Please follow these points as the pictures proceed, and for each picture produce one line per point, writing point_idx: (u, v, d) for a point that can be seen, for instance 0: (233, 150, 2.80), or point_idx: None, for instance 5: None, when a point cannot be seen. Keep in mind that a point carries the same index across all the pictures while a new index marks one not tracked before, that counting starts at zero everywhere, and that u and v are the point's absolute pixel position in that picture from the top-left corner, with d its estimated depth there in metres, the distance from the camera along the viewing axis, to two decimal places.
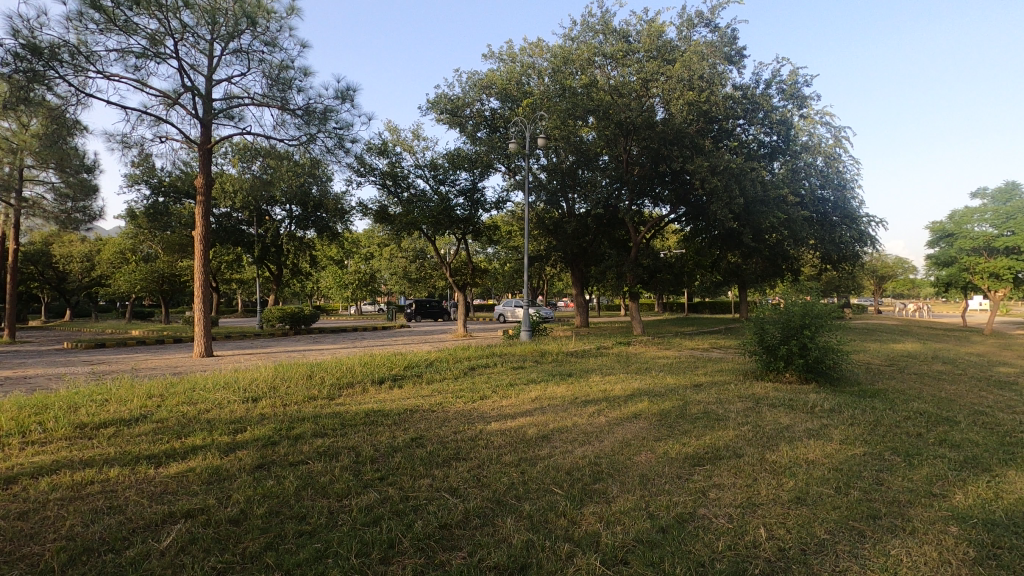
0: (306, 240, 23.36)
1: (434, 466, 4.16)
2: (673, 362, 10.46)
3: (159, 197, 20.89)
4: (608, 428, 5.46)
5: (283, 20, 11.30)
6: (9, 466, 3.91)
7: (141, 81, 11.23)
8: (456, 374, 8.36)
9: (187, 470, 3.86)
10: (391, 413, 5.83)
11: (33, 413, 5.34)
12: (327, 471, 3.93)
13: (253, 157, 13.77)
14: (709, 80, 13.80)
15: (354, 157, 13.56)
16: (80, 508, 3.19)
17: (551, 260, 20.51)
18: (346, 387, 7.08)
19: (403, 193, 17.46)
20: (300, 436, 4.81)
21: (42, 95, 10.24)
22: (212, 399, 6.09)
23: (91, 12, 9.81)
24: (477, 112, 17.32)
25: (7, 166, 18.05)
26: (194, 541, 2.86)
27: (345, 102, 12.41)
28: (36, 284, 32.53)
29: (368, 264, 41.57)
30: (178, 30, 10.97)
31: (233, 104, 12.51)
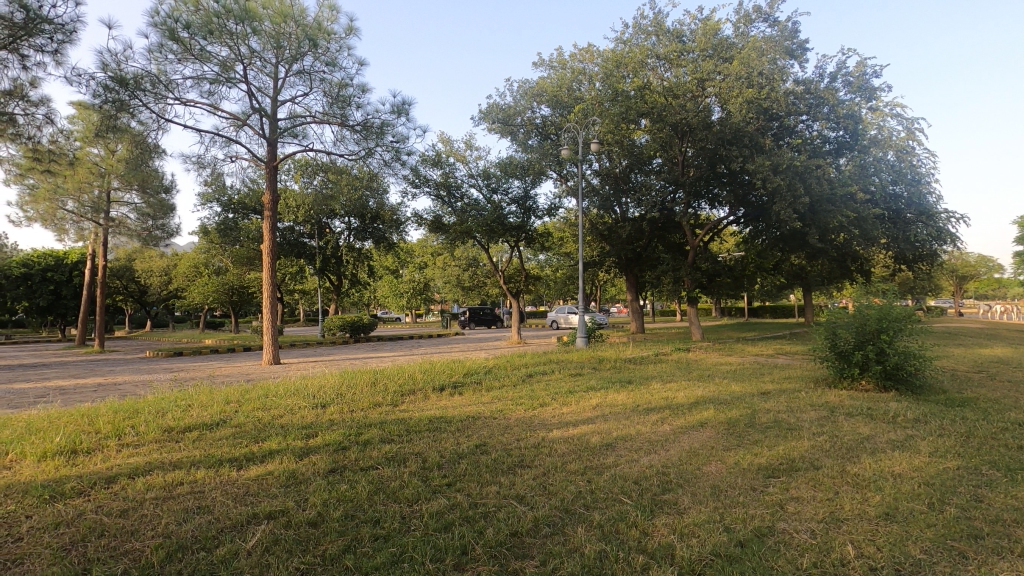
0: (364, 250, 24.10)
1: (501, 473, 4.17)
2: (736, 369, 10.09)
3: (229, 214, 22.16)
4: (674, 436, 5.32)
5: (342, 40, 11.77)
6: (109, 466, 4.22)
7: (214, 106, 11.97)
8: (514, 381, 8.36)
9: (266, 473, 4.04)
10: (454, 419, 5.89)
11: (125, 417, 5.73)
12: (397, 476, 4.02)
13: (314, 172, 14.35)
14: (770, 76, 13.38)
15: (410, 169, 13.93)
16: (173, 507, 3.40)
17: (605, 266, 20.28)
18: (409, 394, 7.21)
19: (457, 203, 17.75)
20: (369, 442, 4.95)
21: (127, 122, 11.07)
22: (284, 406, 6.36)
23: (170, 44, 10.55)
24: (529, 120, 17.45)
25: (96, 189, 19.63)
26: (277, 541, 2.98)
27: (400, 116, 12.76)
28: (121, 296, 35.11)
29: (422, 274, 42.53)
30: (246, 55, 11.62)
31: (296, 122, 13.12)
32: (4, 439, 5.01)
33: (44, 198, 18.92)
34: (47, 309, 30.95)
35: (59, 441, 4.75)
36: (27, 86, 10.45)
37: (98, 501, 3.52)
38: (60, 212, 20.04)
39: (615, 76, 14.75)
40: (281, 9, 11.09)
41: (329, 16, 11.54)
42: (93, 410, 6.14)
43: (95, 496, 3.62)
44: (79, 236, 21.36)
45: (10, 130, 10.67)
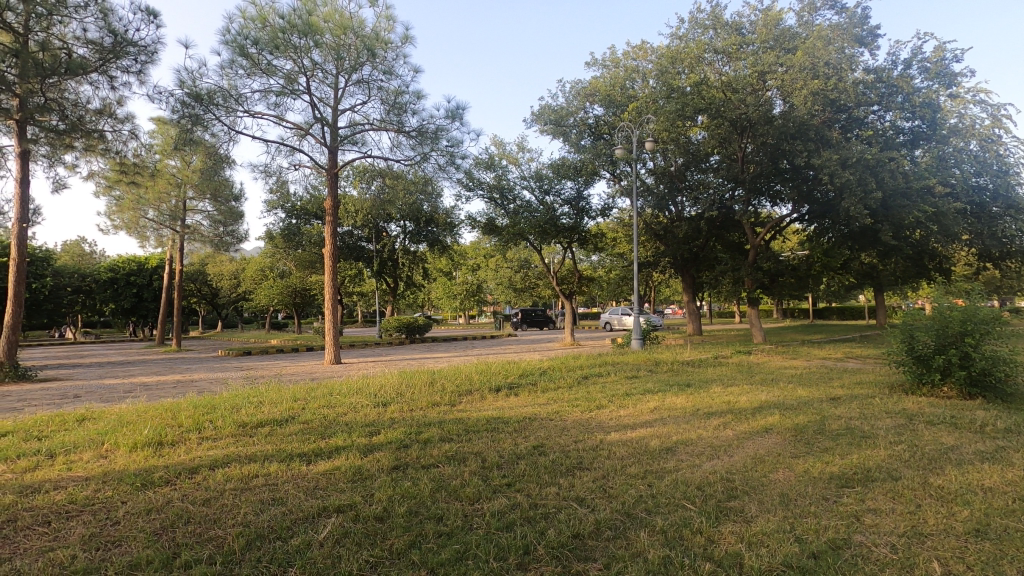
0: (419, 253, 24.62)
1: (560, 474, 4.17)
2: (803, 373, 9.66)
3: (293, 219, 23.21)
4: (738, 442, 5.16)
5: (398, 49, 12.09)
6: (191, 458, 4.51)
7: (279, 117, 12.58)
8: (570, 383, 8.34)
9: (333, 468, 4.21)
10: (511, 420, 5.94)
11: (204, 412, 6.10)
12: (458, 475, 4.09)
13: (372, 178, 14.81)
14: (837, 66, 12.82)
15: (464, 172, 14.16)
16: (251, 498, 3.59)
17: (660, 266, 19.87)
18: (466, 394, 7.33)
19: (510, 205, 17.86)
20: (429, 440, 5.06)
21: (201, 135, 11.80)
22: (348, 404, 6.60)
23: (240, 60, 11.17)
24: (581, 120, 17.32)
25: (174, 199, 20.98)
26: (347, 534, 3.09)
27: (454, 120, 12.98)
28: (196, 299, 37.39)
29: (475, 276, 43.03)
30: (309, 68, 12.13)
31: (355, 130, 13.59)
32: (100, 430, 5.44)
33: (129, 208, 20.43)
34: (131, 310, 33.37)
35: (146, 434, 5.11)
36: (115, 104, 11.35)
37: (183, 490, 3.76)
38: (142, 220, 21.57)
39: (670, 73, 14.52)
40: (340, 22, 11.54)
41: (385, 26, 11.92)
42: (175, 405, 6.57)
43: (180, 486, 3.87)
44: (159, 243, 22.91)
45: (100, 146, 11.58)
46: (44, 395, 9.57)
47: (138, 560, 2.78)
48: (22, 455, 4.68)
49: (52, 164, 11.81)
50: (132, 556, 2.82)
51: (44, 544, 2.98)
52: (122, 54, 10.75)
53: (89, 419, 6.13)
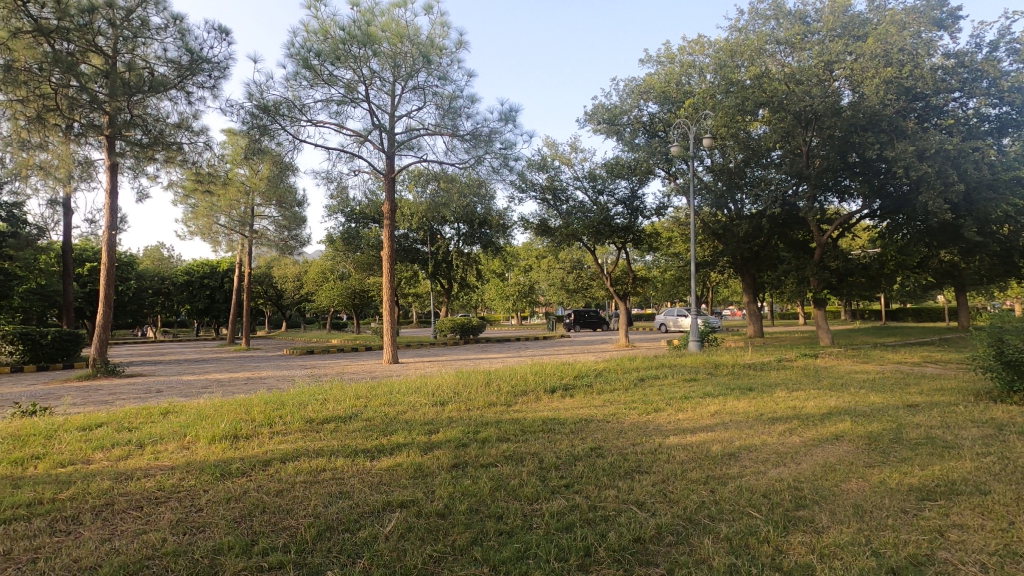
0: (473, 255, 24.92)
1: (619, 477, 4.13)
2: (876, 378, 9.12)
3: (352, 224, 24.05)
4: (805, 449, 4.94)
5: (453, 54, 12.29)
6: (264, 451, 4.78)
7: (340, 125, 13.07)
8: (626, 385, 8.22)
9: (396, 464, 4.34)
10: (568, 421, 5.93)
11: (275, 408, 6.42)
12: (517, 474, 4.13)
13: (427, 181, 15.13)
14: (914, 52, 12.14)
15: (517, 174, 14.23)
16: (320, 491, 3.76)
17: (718, 266, 19.29)
18: (522, 394, 7.39)
19: (563, 206, 17.81)
20: (487, 440, 5.12)
21: (268, 145, 12.43)
22: (407, 402, 6.77)
23: (304, 72, 11.68)
24: (636, 119, 17.03)
25: (243, 206, 22.15)
26: (411, 529, 3.19)
27: (508, 123, 13.08)
28: (263, 300, 39.30)
29: (527, 277, 43.12)
30: (368, 77, 12.54)
31: (412, 136, 13.93)
32: (182, 423, 5.84)
33: (203, 215, 21.76)
34: (204, 311, 35.50)
35: (222, 427, 5.43)
36: (191, 118, 12.12)
37: (258, 481, 3.99)
38: (215, 226, 22.90)
39: (729, 67, 14.18)
40: (397, 30, 11.86)
41: (440, 33, 12.17)
42: (248, 401, 6.96)
43: (255, 477, 4.10)
44: (230, 247, 24.24)
45: (179, 158, 12.36)
46: (131, 389, 10.33)
47: (220, 546, 2.97)
48: (116, 444, 5.08)
49: (136, 175, 12.70)
50: (215, 541, 3.01)
51: (138, 527, 3.23)
52: (198, 70, 11.47)
53: (172, 413, 6.58)
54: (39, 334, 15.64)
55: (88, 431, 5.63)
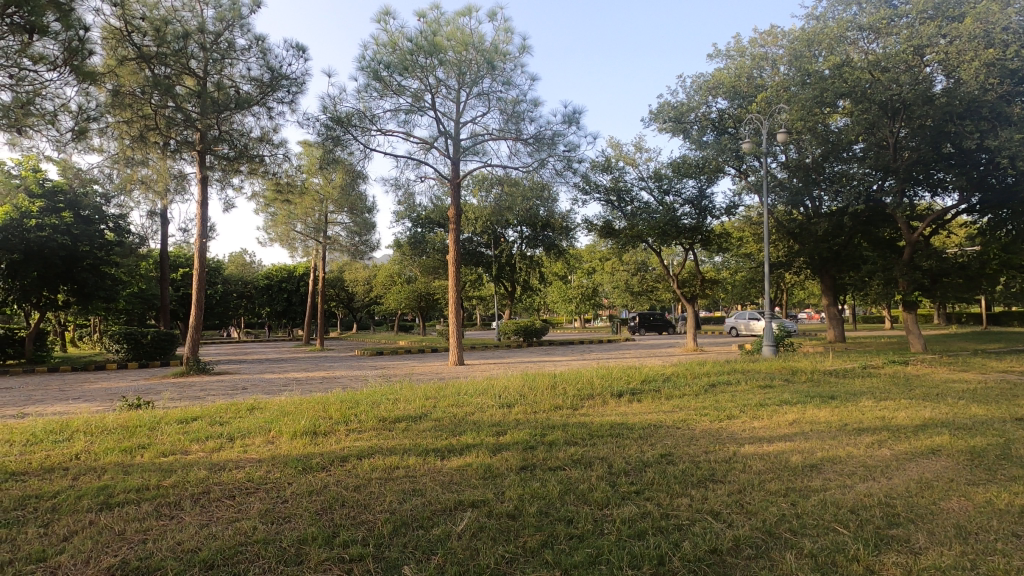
0: (536, 258, 24.97)
1: (691, 486, 4.01)
2: (978, 388, 8.35)
3: (419, 229, 24.73)
4: (897, 463, 4.60)
5: (516, 59, 12.39)
6: (341, 447, 5.01)
7: (407, 133, 13.49)
8: (697, 391, 7.97)
9: (466, 464, 4.42)
10: (636, 426, 5.82)
11: (350, 406, 6.71)
12: (585, 479, 4.10)
13: (491, 186, 15.33)
14: (1019, 31, 11.14)
15: (581, 176, 14.15)
16: (394, 488, 3.90)
17: (793, 267, 18.34)
18: (588, 398, 7.32)
19: (628, 207, 17.53)
20: (554, 443, 5.12)
21: (341, 155, 13.02)
22: (474, 404, 6.88)
23: (374, 84, 12.18)
24: (703, 116, 16.47)
25: (318, 213, 23.28)
26: (483, 528, 3.24)
27: (571, 125, 13.03)
28: (335, 303, 41.10)
29: (591, 279, 42.65)
30: (434, 85, 12.88)
31: (476, 141, 14.16)
32: (267, 418, 6.23)
33: (282, 222, 23.10)
34: (283, 314, 37.62)
35: (303, 424, 5.74)
36: (271, 131, 12.90)
37: (337, 476, 4.18)
38: (292, 233, 24.19)
39: (805, 57, 13.89)
40: (462, 38, 12.11)
41: (504, 39, 12.31)
42: (325, 399, 7.31)
43: (334, 472, 4.31)
44: (306, 253, 25.55)
45: (260, 169, 13.23)
46: (220, 386, 11.10)
47: (305, 536, 3.13)
48: (209, 437, 5.47)
49: (223, 187, 13.66)
50: (299, 532, 3.18)
51: (231, 514, 3.46)
52: (278, 86, 12.20)
53: (257, 409, 7.02)
54: (141, 334, 17.13)
55: (185, 424, 6.10)
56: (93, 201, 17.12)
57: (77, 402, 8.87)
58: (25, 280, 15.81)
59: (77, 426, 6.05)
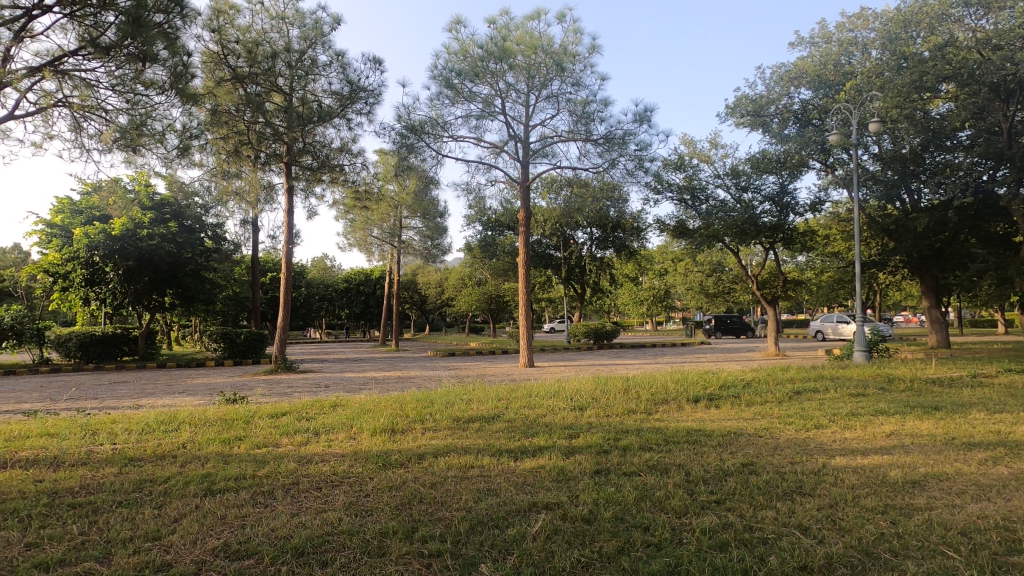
0: (606, 259, 24.62)
1: (776, 498, 3.81)
2: None
3: (488, 232, 25.09)
4: (1018, 483, 4.13)
5: (586, 60, 12.30)
6: (418, 445, 5.16)
7: (478, 138, 13.73)
8: (780, 398, 7.55)
9: (539, 466, 4.43)
10: (714, 433, 5.60)
11: (425, 405, 6.90)
12: (662, 485, 3.99)
13: (560, 188, 15.30)
14: None
15: (653, 175, 13.81)
16: (470, 487, 3.97)
17: (888, 267, 16.97)
18: (663, 403, 7.13)
19: (703, 206, 16.93)
20: (628, 448, 5.02)
21: (415, 162, 13.45)
22: (546, 406, 6.89)
23: (446, 91, 12.51)
24: (785, 107, 15.57)
25: (392, 219, 24.14)
26: (557, 531, 3.23)
27: (643, 123, 12.77)
28: (409, 305, 42.46)
29: (663, 280, 41.52)
30: (504, 90, 13.03)
31: (546, 143, 14.19)
32: (349, 415, 6.53)
33: (360, 228, 24.18)
34: (360, 315, 39.34)
35: (382, 422, 5.98)
36: (350, 141, 13.53)
37: (415, 473, 4.32)
38: (369, 239, 25.19)
39: (903, 39, 13.01)
40: (531, 42, 12.17)
41: (573, 40, 12.27)
42: (401, 398, 7.55)
43: (412, 468, 4.45)
44: (381, 257, 26.54)
45: (341, 177, 13.79)
46: (305, 383, 11.76)
47: (387, 529, 3.26)
48: (298, 431, 5.82)
49: (306, 196, 14.48)
50: (382, 525, 3.31)
51: (319, 505, 3.66)
52: (357, 99, 12.81)
53: (339, 405, 7.38)
54: (235, 334, 18.48)
55: (276, 418, 6.52)
56: (194, 212, 18.76)
57: (182, 396, 9.70)
58: (138, 284, 17.48)
59: (183, 418, 6.62)
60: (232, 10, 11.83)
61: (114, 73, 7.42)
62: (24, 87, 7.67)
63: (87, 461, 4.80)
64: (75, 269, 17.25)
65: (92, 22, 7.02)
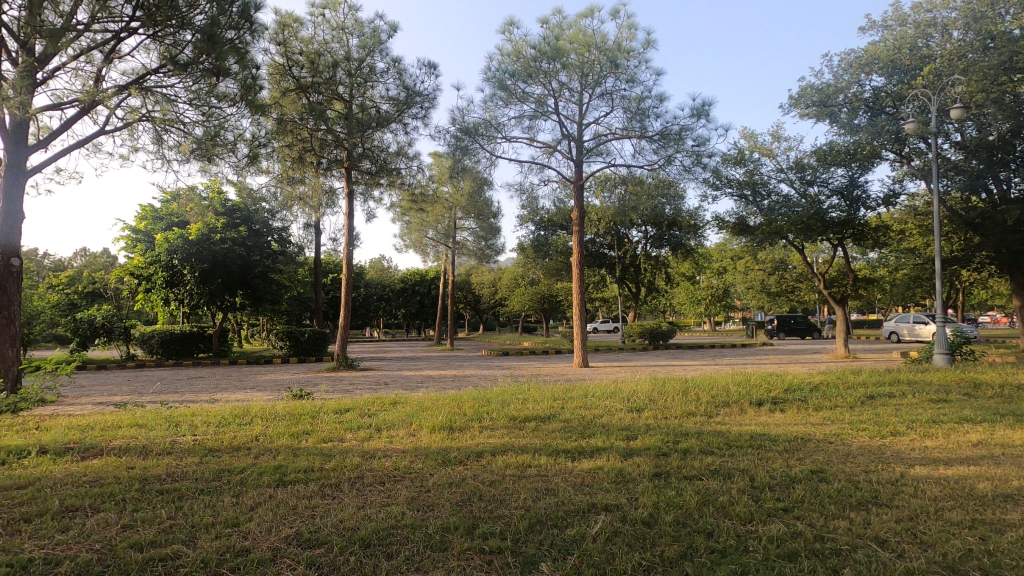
0: (661, 258, 24.12)
1: (850, 508, 3.62)
2: None
3: (541, 232, 25.11)
4: None
5: (641, 55, 12.10)
6: (476, 443, 5.24)
7: (531, 138, 13.77)
8: (852, 402, 7.16)
9: (596, 467, 4.41)
10: (780, 438, 5.38)
11: (482, 404, 6.99)
12: (725, 490, 3.89)
13: (614, 186, 15.12)
14: None
15: (711, 171, 13.41)
16: (528, 486, 4.00)
17: (973, 264, 15.74)
18: (724, 406, 6.92)
19: (764, 201, 16.31)
20: (688, 451, 4.91)
21: (469, 164, 13.62)
22: (603, 406, 6.83)
23: (499, 93, 12.63)
24: (855, 96, 14.67)
25: (448, 220, 24.59)
26: (618, 533, 3.21)
27: (700, 118, 12.42)
28: (463, 305, 43.11)
29: (721, 279, 40.28)
30: (557, 89, 13.01)
31: (599, 141, 14.07)
32: (409, 412, 6.71)
33: (416, 230, 24.78)
34: (416, 315, 40.27)
35: (440, 419, 6.11)
36: (407, 145, 13.88)
37: (474, 470, 4.39)
38: (424, 240, 25.73)
39: (988, 17, 12.40)
40: (584, 40, 12.05)
41: (627, 35, 12.09)
42: (458, 396, 7.67)
43: (471, 466, 4.53)
44: (436, 258, 27.05)
45: (398, 180, 14.14)
46: (365, 381, 12.17)
47: (448, 524, 3.33)
48: (360, 427, 6.04)
49: (365, 200, 14.97)
50: (443, 520, 3.39)
51: (382, 499, 3.79)
52: (413, 103, 13.15)
53: (399, 403, 7.58)
54: (299, 333, 19.32)
55: (340, 414, 6.78)
56: (262, 217, 19.73)
57: (253, 391, 10.25)
58: (212, 286, 18.59)
59: (255, 412, 7.00)
60: (297, 22, 12.43)
61: (191, 88, 7.94)
62: (114, 104, 8.35)
63: (171, 450, 5.16)
64: (157, 271, 18.51)
65: (172, 41, 7.55)
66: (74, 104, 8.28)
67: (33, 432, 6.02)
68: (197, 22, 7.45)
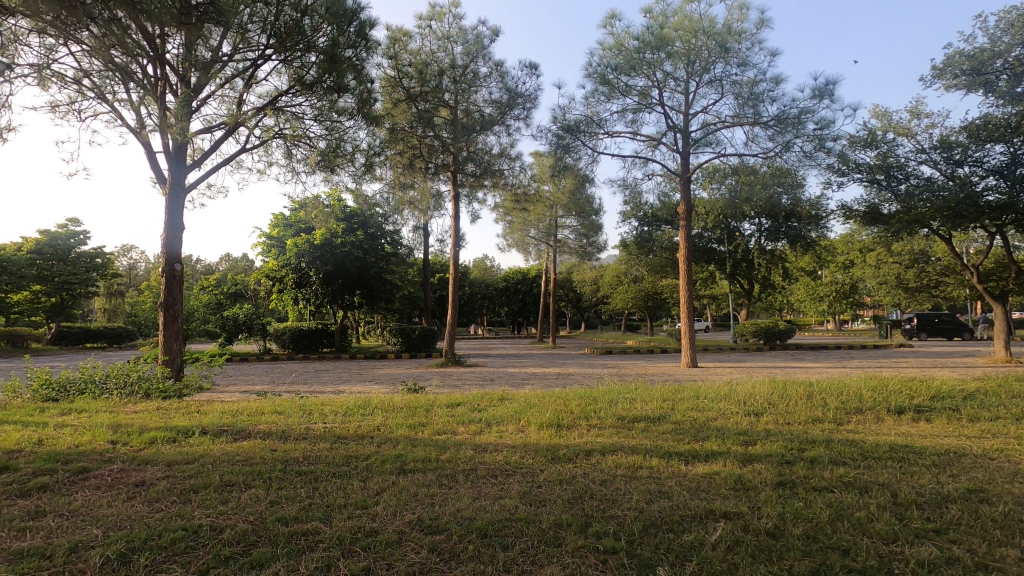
0: (778, 252, 22.45)
1: (1021, 535, 3.15)
2: None
3: (645, 227, 24.49)
4: None
5: (754, 36, 11.36)
6: (584, 441, 5.23)
7: (635, 132, 13.43)
8: (1018, 413, 6.22)
9: (712, 472, 4.22)
10: (927, 451, 4.81)
11: (587, 403, 6.94)
12: (861, 505, 3.55)
13: (723, 177, 14.33)
14: None
15: (836, 156, 12.26)
16: (640, 487, 3.91)
17: None
18: (856, 413, 6.31)
19: (901, 186, 14.62)
20: (816, 460, 4.54)
21: (570, 162, 13.57)
22: (717, 409, 6.52)
23: (601, 88, 12.44)
24: (1017, 60, 12.51)
25: (549, 218, 24.81)
26: (740, 543, 3.05)
27: (823, 98, 11.41)
28: (565, 303, 43.11)
29: (848, 273, 36.81)
30: (662, 80, 12.58)
31: (708, 131, 13.40)
32: (517, 408, 6.84)
33: (518, 229, 24.99)
34: (519, 312, 40.94)
35: (548, 417, 6.15)
36: (509, 146, 14.12)
37: (584, 469, 4.38)
38: (526, 239, 25.88)
39: None
40: (691, 26, 11.58)
41: (738, 17, 11.41)
42: (563, 394, 7.69)
43: (580, 464, 4.52)
44: (538, 257, 27.31)
45: (501, 182, 14.43)
46: (473, 376, 12.59)
47: (561, 521, 3.36)
48: (471, 421, 6.26)
49: (470, 202, 15.48)
50: (556, 516, 3.42)
51: (496, 492, 3.90)
52: (515, 105, 13.37)
53: (507, 399, 7.75)
54: (410, 330, 20.38)
55: (452, 408, 7.06)
56: (377, 221, 21.15)
57: (372, 385, 11.01)
58: (334, 286, 20.20)
59: (375, 403, 7.50)
60: (406, 36, 13.13)
61: (316, 105, 8.68)
62: (252, 124, 9.34)
63: (306, 436, 5.69)
64: (288, 273, 20.22)
65: (299, 64, 8.25)
66: (221, 126, 9.39)
67: (195, 415, 6.91)
68: (320, 44, 8.12)
